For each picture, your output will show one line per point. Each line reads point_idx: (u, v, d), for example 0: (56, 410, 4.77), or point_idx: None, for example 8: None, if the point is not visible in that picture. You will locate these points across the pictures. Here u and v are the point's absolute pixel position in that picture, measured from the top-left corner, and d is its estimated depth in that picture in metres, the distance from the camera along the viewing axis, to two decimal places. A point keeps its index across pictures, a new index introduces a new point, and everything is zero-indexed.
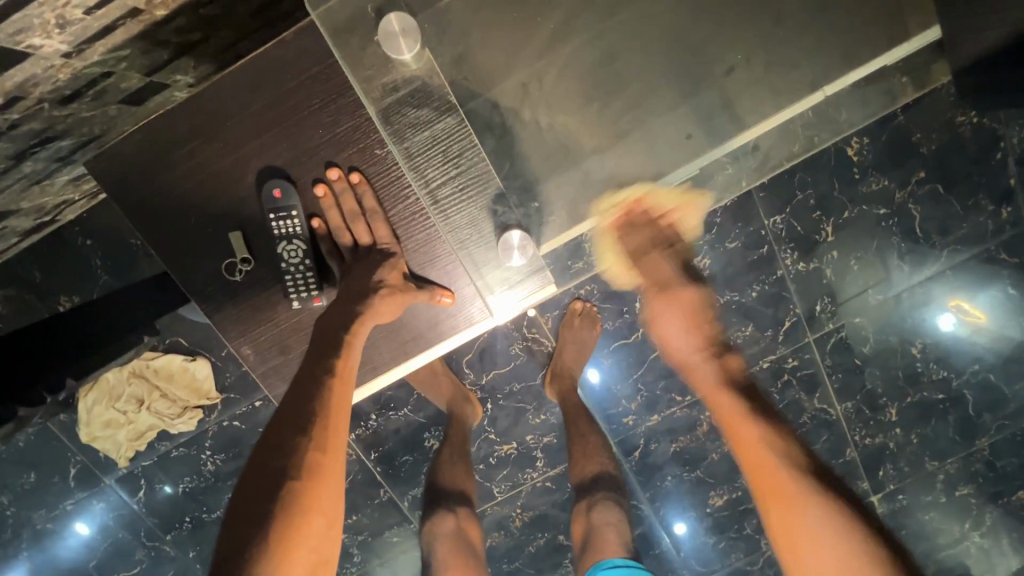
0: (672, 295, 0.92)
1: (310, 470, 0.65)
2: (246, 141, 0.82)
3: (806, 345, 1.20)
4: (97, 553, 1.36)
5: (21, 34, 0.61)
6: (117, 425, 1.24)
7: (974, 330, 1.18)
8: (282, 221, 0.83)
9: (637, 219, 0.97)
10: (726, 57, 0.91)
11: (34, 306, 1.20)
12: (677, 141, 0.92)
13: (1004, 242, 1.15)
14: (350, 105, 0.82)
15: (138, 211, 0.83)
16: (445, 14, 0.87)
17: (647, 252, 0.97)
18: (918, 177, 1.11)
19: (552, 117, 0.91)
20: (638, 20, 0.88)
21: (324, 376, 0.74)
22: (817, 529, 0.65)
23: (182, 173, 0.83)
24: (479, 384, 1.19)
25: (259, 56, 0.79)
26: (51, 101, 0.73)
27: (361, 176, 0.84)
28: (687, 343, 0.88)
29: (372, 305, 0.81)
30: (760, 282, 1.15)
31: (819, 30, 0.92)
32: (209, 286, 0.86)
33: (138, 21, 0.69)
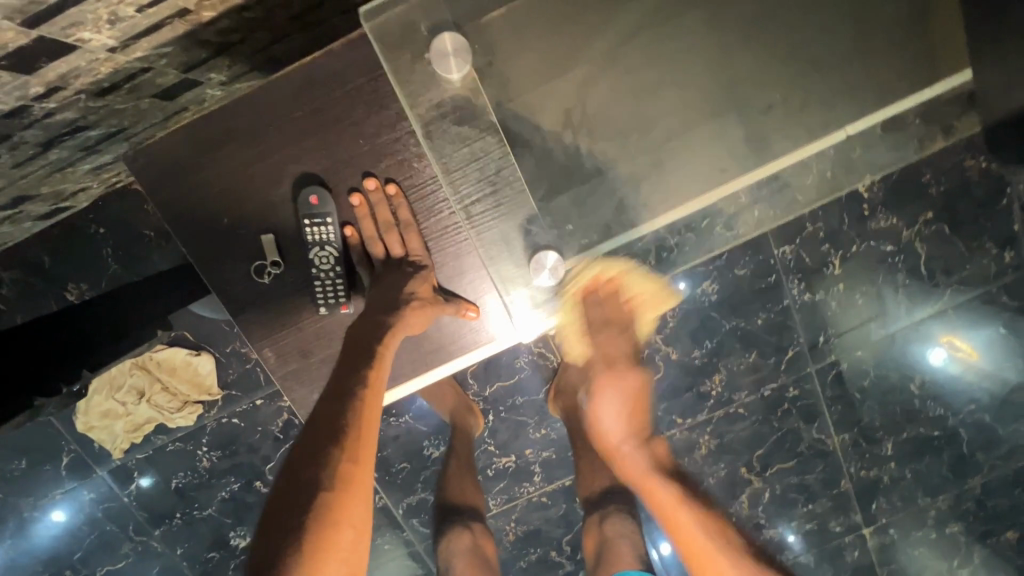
0: (620, 372, 0.93)
1: (342, 480, 0.64)
2: (287, 147, 0.83)
3: (808, 375, 1.21)
4: (83, 544, 1.34)
5: (73, 29, 0.58)
6: (114, 416, 1.23)
7: (967, 369, 1.20)
8: (317, 227, 0.84)
9: (604, 296, 0.97)
10: (766, 95, 0.90)
11: (41, 293, 1.19)
12: (711, 173, 0.92)
13: (1005, 285, 1.17)
14: (393, 117, 0.83)
15: (169, 207, 0.84)
16: (490, 31, 0.85)
17: (604, 324, 0.96)
18: (926, 218, 1.13)
19: (591, 143, 0.90)
20: (680, 51, 0.88)
21: (360, 384, 0.74)
22: None
23: (220, 173, 0.84)
24: (482, 396, 1.20)
25: (306, 65, 0.81)
26: (89, 92, 0.72)
27: (397, 188, 0.85)
28: (615, 439, 0.88)
29: (402, 317, 0.82)
30: (766, 310, 1.17)
31: (848, 71, 0.90)
32: (238, 286, 0.87)
33: (185, 20, 0.67)
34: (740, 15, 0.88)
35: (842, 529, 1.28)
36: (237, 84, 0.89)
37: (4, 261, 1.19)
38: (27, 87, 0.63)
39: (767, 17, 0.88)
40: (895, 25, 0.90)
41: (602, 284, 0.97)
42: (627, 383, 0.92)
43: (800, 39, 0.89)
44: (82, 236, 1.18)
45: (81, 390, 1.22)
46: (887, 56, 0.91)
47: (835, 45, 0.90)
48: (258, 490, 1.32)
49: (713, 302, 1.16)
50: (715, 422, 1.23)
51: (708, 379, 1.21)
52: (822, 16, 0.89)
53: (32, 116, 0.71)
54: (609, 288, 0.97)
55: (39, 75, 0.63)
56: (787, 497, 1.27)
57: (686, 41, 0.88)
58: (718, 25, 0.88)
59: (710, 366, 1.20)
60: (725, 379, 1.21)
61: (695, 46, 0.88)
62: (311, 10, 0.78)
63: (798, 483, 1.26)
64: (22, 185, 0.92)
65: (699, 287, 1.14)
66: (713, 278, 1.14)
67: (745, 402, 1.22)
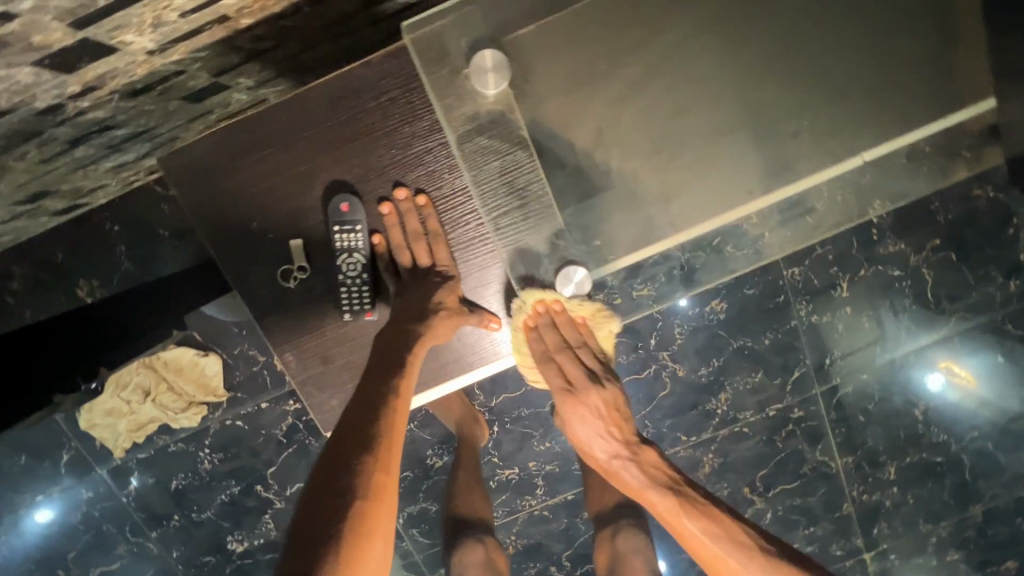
0: (580, 398, 0.88)
1: (377, 491, 0.67)
2: (319, 153, 0.85)
3: (813, 397, 1.22)
4: (78, 543, 1.32)
5: (117, 31, 0.58)
6: (119, 414, 1.22)
7: (964, 396, 1.21)
8: (346, 234, 0.87)
9: (551, 322, 0.91)
10: (796, 119, 0.89)
11: (52, 288, 1.19)
12: (741, 195, 0.90)
13: (1009, 313, 1.18)
14: (426, 129, 0.86)
15: (202, 208, 0.86)
16: (522, 46, 0.86)
17: (558, 354, 0.90)
18: (933, 244, 1.15)
19: (622, 160, 0.89)
20: (714, 73, 0.88)
21: (388, 393, 0.77)
22: None
23: (252, 176, 0.85)
24: (487, 407, 1.21)
25: (343, 74, 0.83)
26: (123, 93, 0.73)
27: (426, 199, 0.87)
28: (607, 462, 0.89)
29: (430, 327, 0.84)
30: (773, 330, 1.18)
31: (878, 100, 0.89)
32: (262, 289, 0.89)
33: (223, 25, 0.67)
34: (769, 41, 0.88)
35: (843, 553, 1.28)
36: (264, 89, 0.90)
37: (16, 255, 1.19)
38: (65, 85, 0.64)
39: (799, 45, 0.88)
40: (922, 59, 0.88)
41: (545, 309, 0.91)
42: (596, 401, 0.89)
43: (834, 66, 0.89)
44: (96, 232, 1.18)
45: (98, 387, 1.21)
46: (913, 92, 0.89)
47: (865, 75, 0.89)
48: (258, 494, 1.31)
49: (721, 320, 1.17)
50: (720, 440, 1.23)
51: (714, 397, 1.21)
52: (853, 45, 0.88)
53: (66, 114, 0.72)
54: (553, 312, 0.91)
55: (78, 74, 0.63)
56: (789, 519, 1.26)
57: (715, 65, 0.88)
58: (748, 50, 0.88)
59: (716, 384, 1.20)
60: (731, 398, 1.21)
61: (726, 69, 0.88)
62: (342, 21, 0.78)
63: (800, 505, 1.26)
64: (45, 181, 0.92)
65: (708, 306, 1.16)
66: (722, 296, 1.16)
67: (750, 421, 1.22)
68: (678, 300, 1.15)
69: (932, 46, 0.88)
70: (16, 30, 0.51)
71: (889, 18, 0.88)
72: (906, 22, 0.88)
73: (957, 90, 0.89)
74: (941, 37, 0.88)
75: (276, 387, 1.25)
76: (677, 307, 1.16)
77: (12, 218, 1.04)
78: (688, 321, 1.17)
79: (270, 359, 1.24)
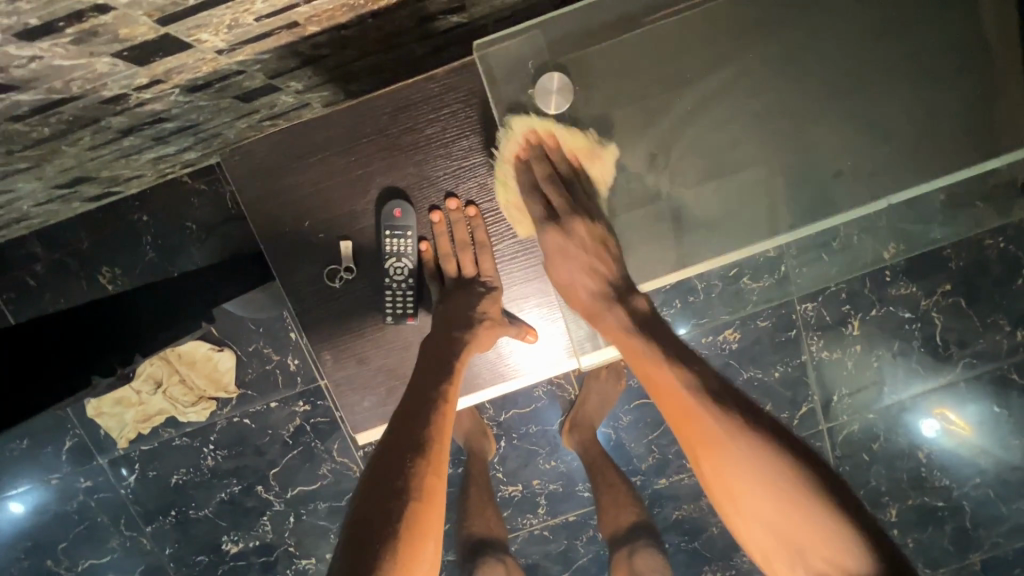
0: (563, 226, 0.88)
1: (430, 493, 0.68)
2: (380, 160, 0.95)
3: (819, 433, 1.23)
4: (70, 533, 1.30)
5: (196, 30, 0.60)
6: (127, 404, 1.23)
7: (960, 443, 1.21)
8: (396, 238, 0.95)
9: (539, 151, 0.91)
10: (838, 160, 0.93)
11: (74, 273, 1.19)
12: (780, 228, 0.95)
13: (1016, 362, 1.19)
14: (479, 142, 0.95)
15: (264, 203, 0.96)
16: (585, 63, 0.88)
17: (546, 187, 0.90)
18: (944, 289, 1.17)
19: (672, 188, 0.94)
20: (767, 111, 0.92)
21: (438, 398, 0.80)
22: (739, 461, 0.66)
23: (317, 174, 0.95)
24: (496, 421, 1.21)
25: (409, 86, 0.92)
26: (183, 88, 0.73)
27: (475, 211, 0.96)
28: (589, 302, 0.88)
29: (476, 334, 0.91)
30: (784, 363, 1.20)
31: (913, 145, 0.93)
32: (311, 287, 0.98)
33: (291, 31, 0.68)
34: (817, 85, 0.91)
35: None
36: (311, 94, 0.88)
37: (39, 237, 1.19)
38: (135, 77, 0.65)
39: (847, 92, 0.91)
40: (953, 112, 0.92)
41: (534, 139, 0.91)
42: (579, 233, 0.88)
43: (878, 114, 0.92)
44: (124, 221, 1.18)
45: (131, 373, 1.20)
46: (944, 144, 0.93)
47: (905, 123, 0.92)
48: (258, 494, 1.29)
49: (733, 350, 1.19)
50: None
51: None
52: (897, 90, 0.91)
53: (127, 104, 0.72)
54: (543, 142, 0.91)
55: (150, 66, 0.64)
56: None
57: (764, 106, 0.92)
58: (795, 93, 0.91)
59: None
60: None
61: (773, 109, 0.92)
62: (399, 34, 0.78)
63: None
64: (87, 166, 0.93)
65: (721, 335, 1.18)
66: (736, 327, 1.18)
67: None
68: (676, 325, 1.17)
69: (968, 98, 0.92)
70: (107, 23, 0.52)
71: (932, 65, 0.91)
72: (948, 70, 0.91)
73: (989, 139, 0.93)
74: (979, 93, 0.92)
75: (286, 387, 1.25)
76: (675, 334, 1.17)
77: (47, 202, 1.03)
78: (701, 347, 1.18)
79: (284, 359, 1.24)
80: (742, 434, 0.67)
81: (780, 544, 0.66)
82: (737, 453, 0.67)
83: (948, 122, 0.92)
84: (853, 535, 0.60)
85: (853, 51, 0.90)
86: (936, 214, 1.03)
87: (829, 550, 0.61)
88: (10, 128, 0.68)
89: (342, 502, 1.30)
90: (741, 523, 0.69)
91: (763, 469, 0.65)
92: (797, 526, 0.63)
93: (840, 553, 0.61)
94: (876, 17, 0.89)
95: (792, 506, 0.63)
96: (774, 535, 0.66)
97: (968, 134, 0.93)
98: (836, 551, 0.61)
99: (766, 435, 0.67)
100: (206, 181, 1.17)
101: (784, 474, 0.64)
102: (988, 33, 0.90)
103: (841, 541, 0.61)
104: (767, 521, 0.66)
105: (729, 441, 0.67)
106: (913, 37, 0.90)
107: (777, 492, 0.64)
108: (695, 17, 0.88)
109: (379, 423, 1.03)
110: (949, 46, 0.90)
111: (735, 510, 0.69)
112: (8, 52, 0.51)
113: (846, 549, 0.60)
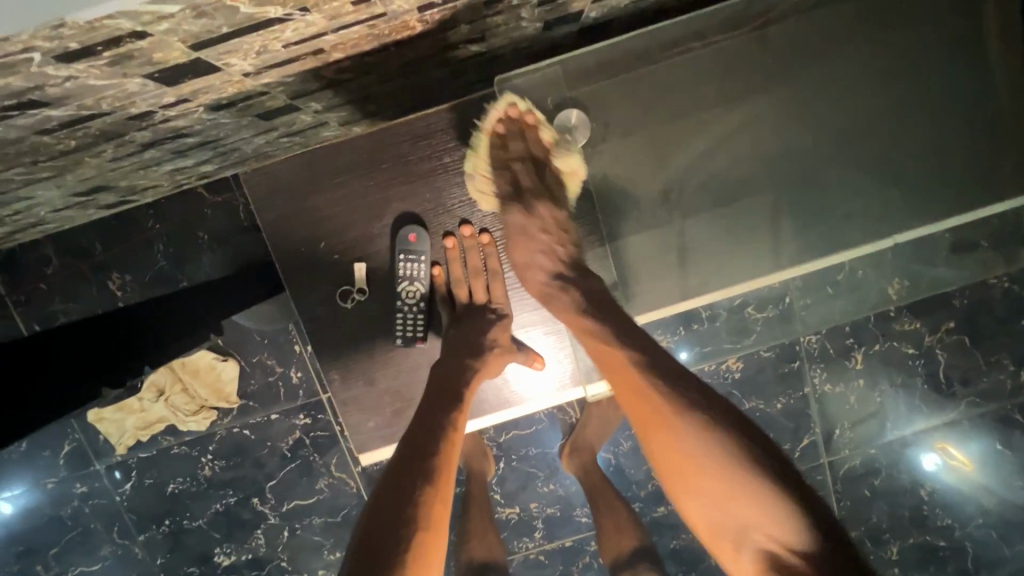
0: (527, 204, 0.90)
1: (435, 523, 0.69)
2: (397, 186, 0.96)
3: (821, 466, 1.22)
4: (62, 539, 1.29)
5: (226, 55, 0.61)
6: (128, 410, 1.22)
7: (961, 480, 1.20)
8: (410, 262, 0.97)
9: (516, 129, 0.93)
10: (847, 203, 0.96)
11: (84, 278, 1.20)
12: (790, 266, 0.98)
13: (1019, 403, 1.19)
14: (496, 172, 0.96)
15: (280, 224, 0.97)
16: (599, 98, 0.92)
17: (516, 166, 0.92)
18: (947, 326, 1.17)
19: (684, 224, 0.96)
20: (778, 151, 0.94)
21: (447, 426, 0.80)
22: (680, 437, 0.68)
23: (334, 198, 0.97)
24: (496, 442, 1.21)
25: (430, 115, 0.94)
26: (208, 106, 0.74)
27: (490, 238, 0.97)
28: (545, 283, 0.88)
29: (485, 361, 0.92)
30: (787, 395, 1.20)
31: (923, 189, 0.95)
32: (322, 305, 0.99)
33: (316, 57, 0.69)
34: (827, 128, 0.93)
35: None
36: (329, 115, 0.88)
37: (51, 241, 1.19)
38: (163, 96, 0.67)
39: (856, 135, 0.94)
40: (959, 156, 0.94)
41: (514, 117, 0.93)
42: (543, 212, 0.90)
43: (885, 157, 0.94)
44: (137, 228, 1.19)
45: (136, 384, 1.19)
46: (950, 187, 0.95)
47: (912, 166, 0.94)
48: (254, 507, 1.29)
49: (735, 380, 1.19)
50: None
51: None
52: (906, 134, 0.94)
53: (153, 120, 0.74)
54: (522, 123, 0.93)
55: (178, 86, 0.66)
56: None
57: (778, 144, 0.93)
58: (807, 134, 0.94)
59: None
60: None
61: (787, 148, 0.94)
62: (420, 62, 0.79)
63: None
64: (106, 176, 0.94)
65: (724, 364, 1.17)
66: (740, 356, 1.18)
67: None
68: (677, 350, 1.17)
69: (975, 144, 0.94)
70: (143, 47, 0.53)
71: (941, 111, 0.93)
72: (956, 117, 0.93)
73: (995, 185, 0.95)
74: (985, 140, 0.94)
75: (288, 399, 1.25)
76: (676, 359, 1.17)
77: (64, 208, 1.04)
78: (704, 376, 1.18)
79: (287, 371, 1.24)
80: (687, 416, 0.68)
81: (729, 529, 0.66)
82: (685, 434, 0.68)
83: (952, 165, 0.95)
84: (794, 516, 0.62)
85: (863, 95, 0.92)
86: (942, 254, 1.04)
87: (770, 522, 0.62)
88: (38, 140, 0.69)
89: (338, 518, 1.29)
90: (687, 500, 0.70)
91: (703, 444, 0.66)
92: (743, 509, 0.64)
93: (784, 534, 0.62)
94: (886, 63, 0.92)
95: (733, 479, 0.64)
96: (723, 520, 0.66)
97: (974, 179, 0.95)
98: (781, 533, 0.62)
99: (713, 417, 0.68)
100: (220, 193, 1.18)
101: (731, 456, 0.65)
102: (996, 81, 0.92)
103: (780, 521, 0.62)
104: (717, 506, 0.66)
105: (679, 422, 0.68)
106: (926, 83, 0.92)
107: (725, 473, 0.65)
108: (713, 55, 0.90)
109: (381, 440, 1.03)
110: (958, 94, 0.93)
111: (687, 495, 0.69)
112: (45, 72, 0.52)
113: (789, 530, 0.62)
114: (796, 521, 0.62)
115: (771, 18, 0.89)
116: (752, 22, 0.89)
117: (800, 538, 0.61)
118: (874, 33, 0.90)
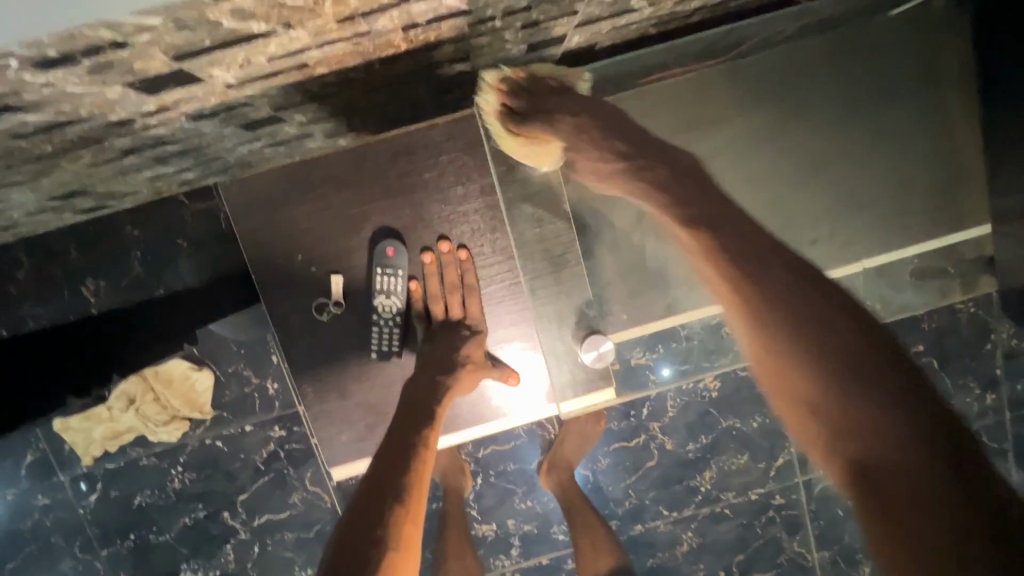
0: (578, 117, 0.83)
1: (406, 544, 0.68)
2: (376, 200, 0.97)
3: (794, 486, 1.23)
4: (22, 553, 1.24)
5: (208, 67, 0.61)
6: (96, 420, 1.19)
7: None
8: (387, 275, 0.97)
9: (515, 87, 0.86)
10: (817, 228, 0.97)
11: (57, 282, 1.18)
12: None
13: (985, 425, 1.23)
14: (478, 189, 0.98)
15: (256, 236, 0.96)
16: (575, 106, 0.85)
17: (542, 106, 0.84)
18: (917, 349, 1.20)
19: None
20: (751, 176, 0.96)
21: (419, 445, 0.82)
22: (767, 322, 0.62)
23: (312, 210, 0.96)
24: (474, 457, 1.19)
25: (411, 132, 0.94)
26: (190, 116, 0.74)
27: (467, 254, 0.98)
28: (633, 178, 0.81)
29: (458, 378, 0.93)
30: (762, 414, 1.21)
31: (885, 218, 0.99)
32: (301, 317, 0.98)
33: (300, 71, 0.69)
34: (795, 158, 0.98)
35: None
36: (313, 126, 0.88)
37: (22, 243, 1.17)
38: (144, 104, 0.67)
39: (821, 168, 0.98)
40: (918, 191, 0.99)
41: (508, 84, 0.86)
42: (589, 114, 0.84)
43: (849, 189, 0.99)
44: (113, 233, 1.17)
45: (106, 394, 1.17)
46: (908, 217, 1.00)
47: (875, 198, 0.99)
48: (224, 521, 1.26)
49: (713, 398, 1.20)
50: (700, 518, 1.23)
51: (699, 474, 1.22)
52: (869, 166, 0.98)
53: (133, 128, 0.73)
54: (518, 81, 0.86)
55: (158, 96, 0.66)
56: None
57: (748, 168, 0.96)
58: (778, 164, 0.97)
59: (702, 461, 1.22)
60: (715, 477, 1.22)
61: (757, 172, 0.96)
62: (403, 79, 0.80)
63: None
64: (83, 181, 0.93)
65: (702, 381, 1.19)
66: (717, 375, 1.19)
67: (732, 502, 1.23)
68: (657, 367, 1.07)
69: (933, 178, 0.99)
70: (124, 58, 0.53)
71: (901, 147, 0.98)
72: (914, 151, 0.99)
73: (951, 217, 1.00)
74: (943, 174, 0.99)
75: (263, 411, 1.23)
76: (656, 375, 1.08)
77: (38, 212, 1.02)
78: (682, 394, 1.20)
79: (263, 382, 1.22)
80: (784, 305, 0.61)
81: (817, 428, 0.59)
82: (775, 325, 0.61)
83: (913, 198, 0.99)
84: (891, 417, 0.53)
85: (828, 129, 0.97)
86: (913, 282, 1.04)
87: (860, 422, 0.54)
88: (12, 144, 0.68)
89: (311, 533, 1.27)
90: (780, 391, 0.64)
91: (789, 327, 0.60)
92: (829, 407, 0.57)
93: (873, 439, 0.53)
94: (851, 96, 0.96)
95: (819, 368, 0.57)
96: (809, 416, 0.59)
97: (933, 209, 1.00)
98: (868, 435, 0.54)
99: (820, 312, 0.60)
100: (200, 200, 1.17)
101: (833, 355, 0.56)
102: (954, 119, 0.96)
103: (871, 421, 0.53)
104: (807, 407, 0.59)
105: (763, 312, 0.62)
106: (884, 120, 0.97)
107: (808, 364, 0.58)
108: (686, 83, 0.94)
109: (357, 454, 1.02)
110: (912, 130, 0.98)
111: (776, 383, 0.64)
112: (22, 78, 0.52)
113: (888, 444, 0.53)
114: (891, 426, 0.52)
115: (743, 50, 0.92)
116: (726, 52, 0.92)
117: (900, 449, 0.52)
118: (837, 68, 0.95)
